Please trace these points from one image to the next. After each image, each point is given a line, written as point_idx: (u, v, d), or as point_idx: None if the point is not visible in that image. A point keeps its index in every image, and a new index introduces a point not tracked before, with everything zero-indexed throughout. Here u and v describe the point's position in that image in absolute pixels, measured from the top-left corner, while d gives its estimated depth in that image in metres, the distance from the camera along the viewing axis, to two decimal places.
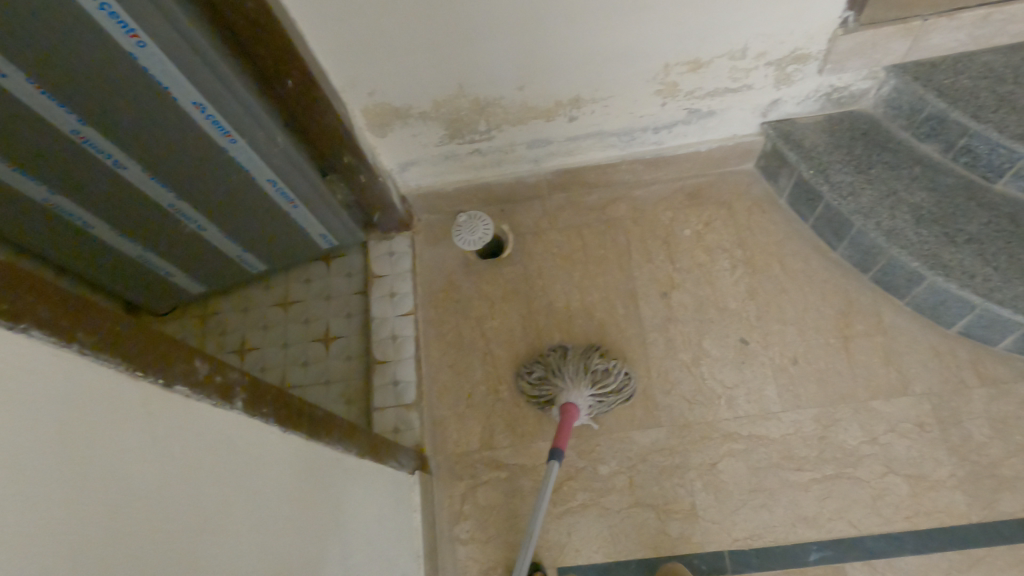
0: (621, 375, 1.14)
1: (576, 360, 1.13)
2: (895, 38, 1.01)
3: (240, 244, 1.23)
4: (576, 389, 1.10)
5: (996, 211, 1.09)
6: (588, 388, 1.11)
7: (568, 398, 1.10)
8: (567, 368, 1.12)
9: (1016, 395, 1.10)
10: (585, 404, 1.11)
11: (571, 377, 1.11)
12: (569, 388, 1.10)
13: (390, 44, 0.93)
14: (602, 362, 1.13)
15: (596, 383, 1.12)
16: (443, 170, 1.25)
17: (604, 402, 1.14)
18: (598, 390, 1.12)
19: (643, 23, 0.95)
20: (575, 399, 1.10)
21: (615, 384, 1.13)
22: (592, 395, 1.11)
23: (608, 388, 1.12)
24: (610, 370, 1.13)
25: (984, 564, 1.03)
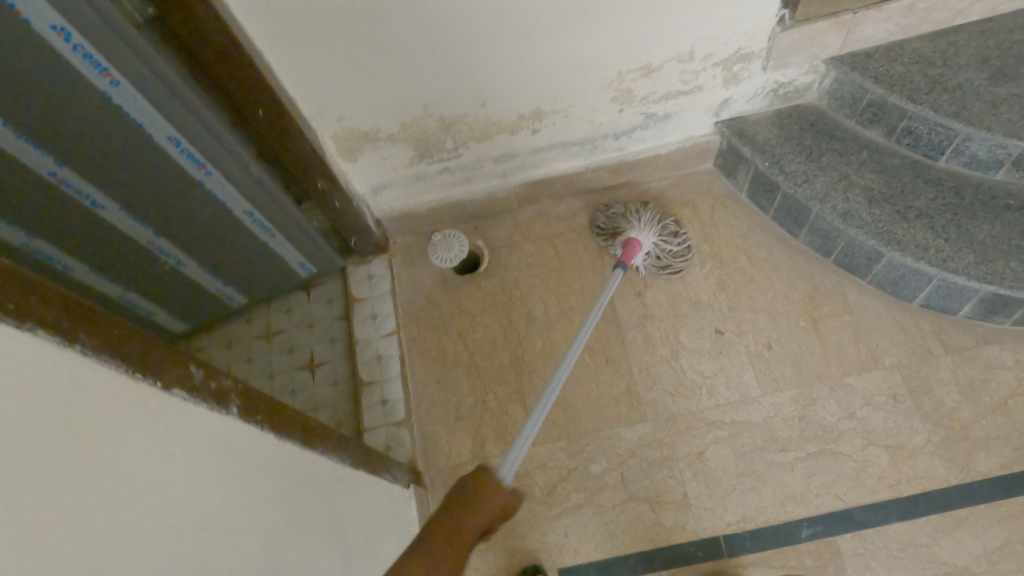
0: (682, 245, 1.29)
1: (655, 212, 1.30)
2: (829, 32, 1.08)
3: (220, 278, 1.24)
4: (645, 230, 1.26)
5: (942, 187, 1.16)
6: (654, 228, 1.26)
7: (636, 234, 1.25)
8: (647, 212, 1.28)
9: (980, 358, 1.16)
10: (647, 244, 1.26)
11: (646, 222, 1.27)
12: (640, 226, 1.26)
13: (356, 68, 0.97)
14: (675, 226, 1.29)
15: (662, 236, 1.27)
16: (415, 190, 1.29)
17: (659, 258, 1.29)
18: (660, 241, 1.27)
19: (594, 33, 1.00)
20: (639, 238, 1.24)
21: (675, 245, 1.28)
22: (655, 236, 1.27)
23: (666, 248, 1.28)
24: (678, 237, 1.29)
25: (967, 523, 1.06)
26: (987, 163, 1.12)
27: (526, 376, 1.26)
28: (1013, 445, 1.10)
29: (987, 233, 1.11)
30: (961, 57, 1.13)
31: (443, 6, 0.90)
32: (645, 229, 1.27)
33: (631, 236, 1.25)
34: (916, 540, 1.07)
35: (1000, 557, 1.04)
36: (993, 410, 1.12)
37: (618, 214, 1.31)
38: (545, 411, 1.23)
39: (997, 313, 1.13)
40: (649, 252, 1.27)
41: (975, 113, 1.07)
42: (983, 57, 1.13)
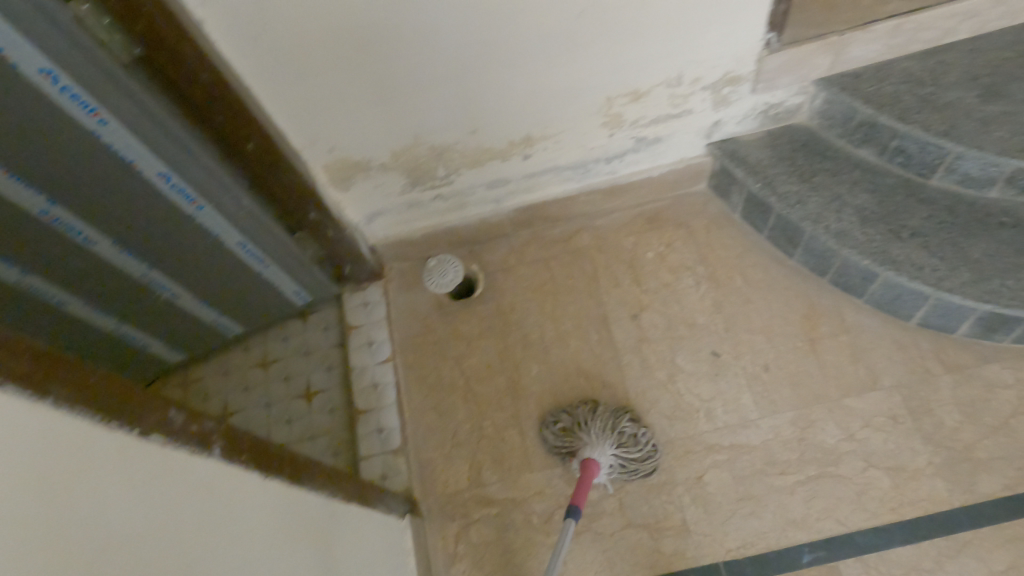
0: (648, 445, 1.13)
1: (607, 417, 1.15)
2: (818, 53, 1.08)
3: (216, 309, 1.25)
4: (601, 444, 1.11)
5: (936, 205, 1.15)
6: (611, 442, 1.11)
7: (591, 452, 1.10)
8: (596, 423, 1.13)
9: (980, 377, 1.15)
10: (605, 462, 1.11)
11: (598, 434, 1.12)
12: (595, 442, 1.11)
13: (346, 101, 0.98)
14: (632, 427, 1.14)
15: (621, 445, 1.12)
16: (409, 217, 1.29)
17: (627, 470, 1.13)
18: (622, 451, 1.11)
19: (581, 60, 1.01)
20: (595, 458, 1.09)
21: (640, 451, 1.12)
22: (614, 448, 1.11)
23: (632, 455, 1.12)
24: (641, 437, 1.13)
25: (972, 547, 1.05)
26: (980, 181, 1.12)
27: (522, 402, 1.25)
28: (1017, 466, 1.08)
29: (983, 252, 1.10)
30: (950, 76, 1.13)
31: (430, 39, 0.90)
32: (599, 442, 1.12)
33: (586, 457, 1.10)
34: (920, 564, 1.05)
35: None
36: (995, 430, 1.11)
37: (569, 427, 1.17)
38: (542, 436, 1.22)
39: (996, 331, 1.12)
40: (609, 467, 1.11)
41: (966, 131, 1.07)
42: (972, 76, 1.13)
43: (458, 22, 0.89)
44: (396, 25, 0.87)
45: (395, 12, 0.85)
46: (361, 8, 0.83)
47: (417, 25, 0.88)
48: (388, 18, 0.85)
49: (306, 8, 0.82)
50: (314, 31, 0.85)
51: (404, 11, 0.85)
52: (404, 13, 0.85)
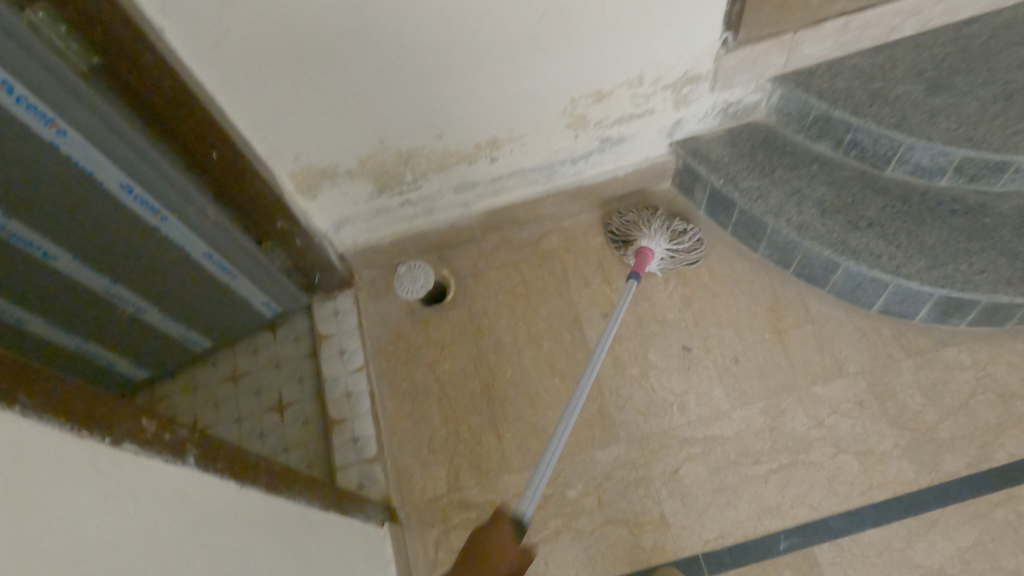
0: (694, 240, 1.29)
1: (664, 218, 1.29)
2: (772, 51, 1.11)
3: (182, 323, 1.22)
4: (656, 236, 1.26)
5: (890, 195, 1.19)
6: (665, 236, 1.25)
7: (645, 242, 1.25)
8: (656, 219, 1.28)
9: (939, 360, 1.19)
10: (659, 251, 1.26)
11: (656, 228, 1.26)
12: (651, 235, 1.26)
13: (309, 107, 0.98)
14: (682, 225, 1.29)
15: (674, 239, 1.27)
16: (378, 224, 1.29)
17: (675, 260, 1.29)
18: (674, 245, 1.27)
19: (544, 61, 1.02)
20: (649, 247, 1.25)
21: (686, 245, 1.28)
22: (668, 244, 1.26)
23: (681, 246, 1.28)
24: (688, 233, 1.28)
25: (939, 525, 1.08)
26: (931, 171, 1.16)
27: (498, 405, 1.26)
28: (977, 444, 1.12)
29: (936, 238, 1.14)
30: (898, 71, 1.18)
31: (393, 43, 0.91)
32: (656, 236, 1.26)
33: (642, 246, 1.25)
34: (891, 545, 1.08)
35: (973, 557, 1.05)
36: (955, 410, 1.15)
37: (632, 220, 1.31)
38: (519, 438, 1.22)
39: (953, 315, 1.16)
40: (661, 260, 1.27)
41: (915, 123, 1.11)
42: (918, 70, 1.18)
43: (420, 26, 0.89)
44: (357, 30, 0.87)
45: (356, 18, 0.85)
46: (321, 12, 0.83)
47: (378, 29, 0.88)
48: (349, 22, 0.86)
49: (265, 14, 0.81)
50: (274, 37, 0.85)
51: (365, 16, 0.85)
52: (365, 18, 0.86)
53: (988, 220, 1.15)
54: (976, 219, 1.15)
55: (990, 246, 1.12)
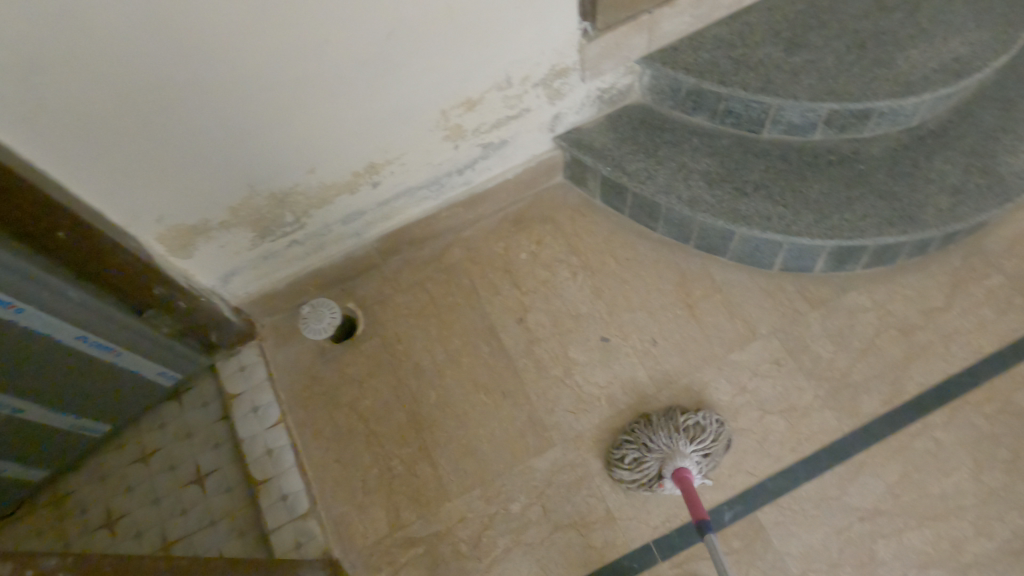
0: (715, 427, 1.10)
1: (665, 421, 1.11)
2: (633, 34, 1.11)
3: (72, 413, 1.12)
4: (679, 450, 1.07)
5: (770, 156, 1.22)
6: (685, 442, 1.08)
7: (677, 462, 1.06)
8: (659, 432, 1.09)
9: (842, 307, 1.23)
10: (694, 464, 1.07)
11: (672, 442, 1.08)
12: (673, 448, 1.07)
13: (160, 166, 0.91)
14: (689, 418, 1.11)
15: (692, 437, 1.09)
16: (268, 269, 1.22)
17: (710, 457, 1.10)
18: (698, 445, 1.09)
19: (405, 79, 0.99)
20: (685, 463, 1.06)
21: (710, 433, 1.10)
22: (693, 450, 1.08)
23: (706, 440, 1.09)
24: (704, 424, 1.10)
25: (868, 466, 1.11)
26: (803, 127, 1.19)
27: (427, 432, 1.22)
28: (889, 381, 1.17)
29: (819, 191, 1.17)
30: (756, 35, 1.20)
31: (237, 85, 0.85)
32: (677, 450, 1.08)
33: (676, 466, 1.06)
34: (827, 495, 1.10)
35: (902, 490, 1.09)
36: (864, 352, 1.19)
37: (637, 453, 1.09)
38: (454, 462, 1.19)
39: (847, 261, 1.20)
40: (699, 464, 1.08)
41: (780, 85, 1.13)
42: (775, 32, 1.21)
43: (263, 62, 0.84)
44: (194, 77, 0.81)
45: (189, 65, 0.80)
46: (148, 65, 0.77)
47: (217, 73, 0.82)
48: (184, 70, 0.80)
49: (84, 76, 0.74)
50: (100, 98, 0.78)
51: (198, 61, 0.80)
52: (199, 63, 0.80)
53: (862, 165, 1.19)
54: (852, 166, 1.19)
55: (868, 191, 1.16)
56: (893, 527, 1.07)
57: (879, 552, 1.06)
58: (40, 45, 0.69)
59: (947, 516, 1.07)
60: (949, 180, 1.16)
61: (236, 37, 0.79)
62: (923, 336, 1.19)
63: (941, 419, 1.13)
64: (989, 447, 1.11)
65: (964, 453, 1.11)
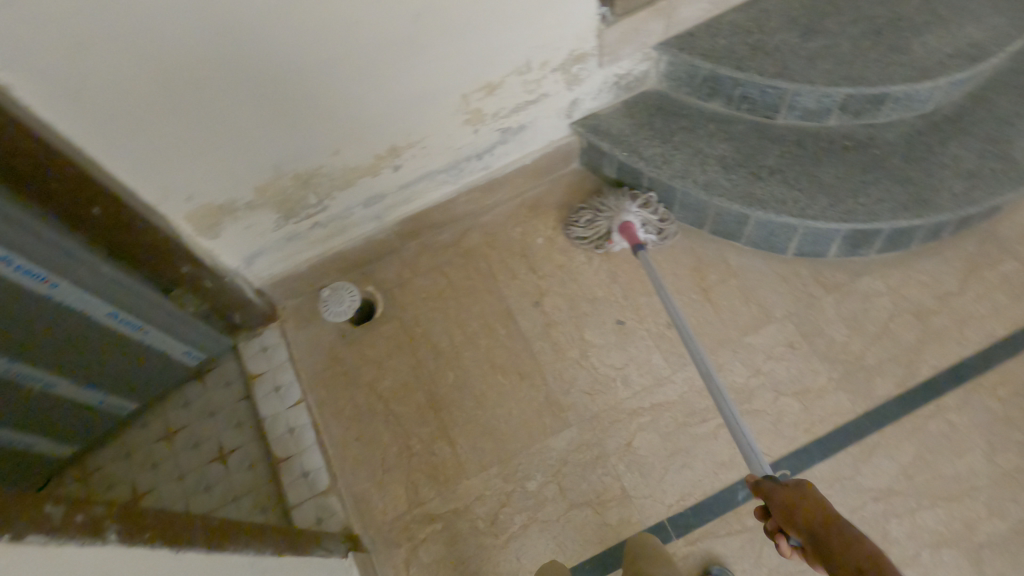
0: (663, 212, 1.29)
1: (621, 194, 1.32)
2: (650, 19, 1.13)
3: (100, 389, 1.15)
4: (625, 207, 1.27)
5: (786, 141, 1.23)
6: (632, 202, 1.27)
7: (622, 214, 1.26)
8: (612, 199, 1.30)
9: (857, 292, 1.24)
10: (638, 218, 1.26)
11: (619, 201, 1.28)
12: (619, 203, 1.27)
13: (191, 145, 0.93)
14: (643, 191, 1.31)
15: (642, 203, 1.28)
16: (291, 251, 1.25)
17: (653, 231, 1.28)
18: (647, 210, 1.28)
19: (428, 62, 1.01)
20: (628, 215, 1.25)
21: (656, 209, 1.29)
22: (639, 209, 1.27)
23: (655, 219, 1.27)
24: (652, 200, 1.30)
25: (881, 447, 1.13)
26: (819, 113, 1.20)
27: (445, 412, 1.24)
28: (903, 364, 1.18)
29: (835, 176, 1.18)
30: (773, 22, 1.22)
31: (268, 64, 0.88)
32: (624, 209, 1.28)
33: (621, 217, 1.26)
34: (840, 475, 1.12)
35: (916, 471, 1.10)
36: (878, 335, 1.20)
37: (591, 215, 1.31)
38: (472, 441, 1.21)
39: (862, 246, 1.22)
40: (643, 219, 1.26)
41: (797, 70, 1.15)
42: (792, 19, 1.22)
43: (294, 42, 0.87)
44: (227, 56, 0.84)
45: (222, 44, 0.82)
46: (183, 43, 0.79)
47: (249, 53, 0.85)
48: (218, 49, 0.82)
49: (122, 53, 0.77)
50: (136, 75, 0.80)
51: (231, 40, 0.82)
52: (232, 42, 0.82)
53: (878, 150, 1.20)
54: (867, 152, 1.20)
55: (883, 175, 1.17)
56: (906, 507, 1.08)
57: (893, 532, 1.07)
58: (82, 23, 0.72)
59: (960, 497, 1.08)
60: (964, 166, 1.17)
61: (268, 17, 0.82)
62: (938, 321, 1.20)
63: (955, 402, 1.14)
64: (1003, 429, 1.12)
65: (978, 436, 1.12)
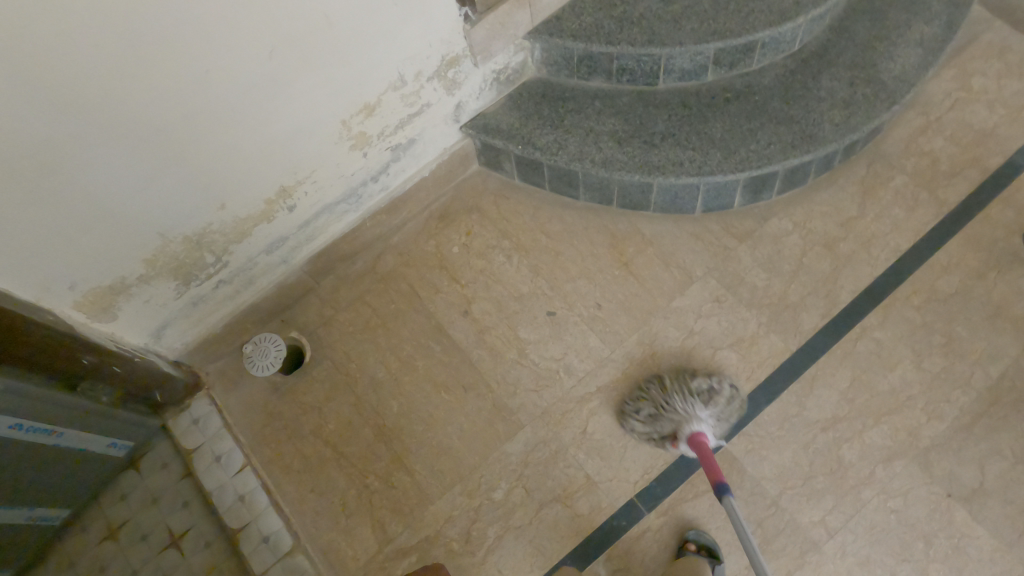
0: (729, 394, 1.11)
1: (681, 389, 1.12)
2: (514, 10, 1.12)
3: (25, 505, 1.05)
4: (695, 415, 1.08)
5: (670, 104, 1.25)
6: (701, 408, 1.08)
7: (693, 426, 1.06)
8: (674, 397, 1.10)
9: (767, 235, 1.27)
10: (710, 425, 1.08)
11: (688, 408, 1.09)
12: (689, 414, 1.08)
13: (60, 233, 0.87)
14: (704, 382, 1.13)
15: (709, 402, 1.10)
16: (200, 315, 1.19)
17: (722, 419, 1.11)
18: (713, 410, 1.10)
19: (296, 96, 0.97)
20: (700, 428, 1.06)
21: (725, 399, 1.11)
22: (709, 414, 1.09)
23: (719, 405, 1.10)
24: (719, 391, 1.12)
25: (820, 378, 1.16)
26: (696, 71, 1.23)
27: (397, 442, 1.21)
28: (824, 295, 1.22)
29: (722, 128, 1.21)
30: None
31: (124, 133, 0.83)
32: (694, 415, 1.08)
33: (693, 430, 1.06)
34: (788, 414, 1.15)
35: (855, 394, 1.14)
36: (796, 273, 1.24)
37: (653, 413, 1.11)
38: (430, 465, 1.19)
39: (763, 190, 1.25)
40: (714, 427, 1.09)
41: (665, 34, 1.16)
42: None
43: (147, 104, 0.82)
44: (76, 133, 0.78)
45: (67, 121, 0.77)
46: (22, 130, 0.74)
47: (100, 125, 0.80)
48: (63, 128, 0.77)
49: None
50: None
51: (77, 116, 0.77)
52: (76, 118, 0.77)
53: (757, 96, 1.23)
54: (748, 100, 1.23)
55: (767, 119, 1.21)
56: (854, 430, 1.12)
57: (846, 457, 1.11)
58: None
59: (900, 409, 1.13)
60: (839, 95, 1.22)
61: (111, 84, 0.77)
62: (846, 247, 1.25)
63: (877, 320, 1.19)
64: (924, 336, 1.17)
65: (903, 347, 1.17)
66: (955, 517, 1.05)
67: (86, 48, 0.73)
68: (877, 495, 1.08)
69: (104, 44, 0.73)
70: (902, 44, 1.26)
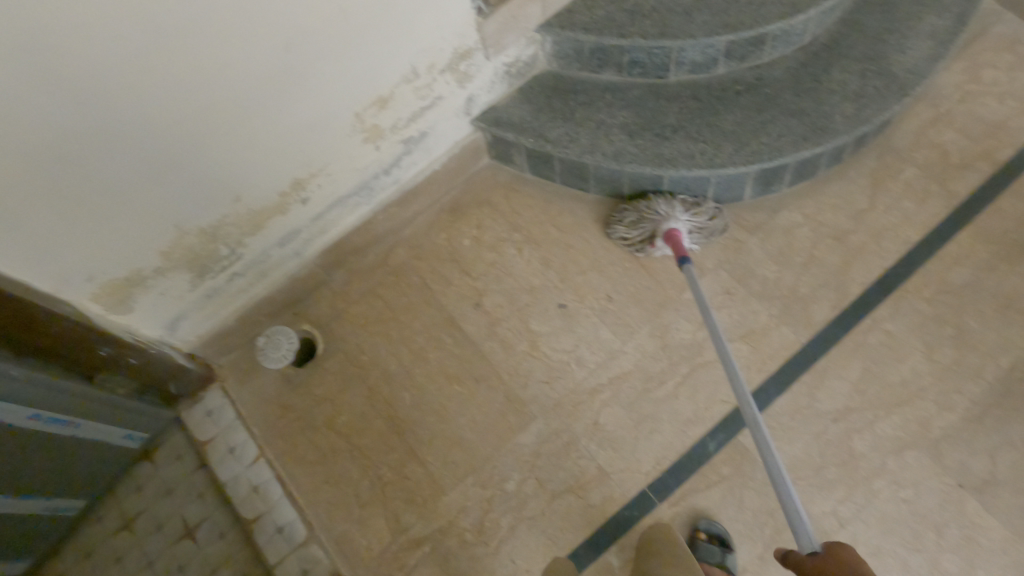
0: (712, 210, 1.23)
1: (666, 193, 1.25)
2: (526, 3, 1.13)
3: (41, 496, 1.06)
4: (675, 214, 1.21)
5: (681, 97, 1.25)
6: (682, 211, 1.21)
7: (671, 224, 1.20)
8: (660, 200, 1.23)
9: (778, 228, 1.27)
10: (684, 227, 1.21)
11: (668, 206, 1.22)
12: (666, 212, 1.21)
13: (78, 226, 0.87)
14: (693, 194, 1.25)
15: (690, 211, 1.22)
16: (214, 307, 1.20)
17: (701, 231, 1.23)
18: (694, 215, 1.22)
19: (311, 88, 0.98)
20: (675, 225, 1.20)
21: (707, 213, 1.23)
22: (688, 217, 1.22)
23: (702, 218, 1.22)
24: (701, 203, 1.24)
25: (831, 369, 1.17)
26: (706, 64, 1.23)
27: (409, 434, 1.22)
28: (834, 287, 1.22)
29: (734, 121, 1.21)
30: None
31: (141, 125, 0.83)
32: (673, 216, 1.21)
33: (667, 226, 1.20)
34: (800, 405, 1.15)
35: (867, 385, 1.15)
36: (806, 265, 1.24)
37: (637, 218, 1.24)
38: (442, 456, 1.19)
39: (773, 182, 1.26)
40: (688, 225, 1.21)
41: (677, 27, 1.16)
42: None
43: (164, 96, 0.82)
44: (95, 124, 0.79)
45: (86, 113, 0.77)
46: (42, 122, 0.74)
47: (117, 117, 0.80)
48: (82, 120, 0.77)
49: None
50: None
51: (95, 108, 0.77)
52: (95, 110, 0.78)
53: (768, 89, 1.23)
54: (759, 93, 1.23)
55: (778, 111, 1.21)
56: (865, 421, 1.13)
57: (858, 447, 1.11)
58: None
59: (911, 400, 1.13)
60: (850, 88, 1.22)
61: (129, 77, 0.78)
62: (857, 239, 1.25)
63: (888, 311, 1.19)
64: (936, 328, 1.17)
65: (914, 339, 1.17)
66: (966, 508, 1.06)
67: (106, 41, 0.73)
68: (889, 485, 1.08)
69: (123, 37, 0.74)
70: (913, 36, 1.26)
